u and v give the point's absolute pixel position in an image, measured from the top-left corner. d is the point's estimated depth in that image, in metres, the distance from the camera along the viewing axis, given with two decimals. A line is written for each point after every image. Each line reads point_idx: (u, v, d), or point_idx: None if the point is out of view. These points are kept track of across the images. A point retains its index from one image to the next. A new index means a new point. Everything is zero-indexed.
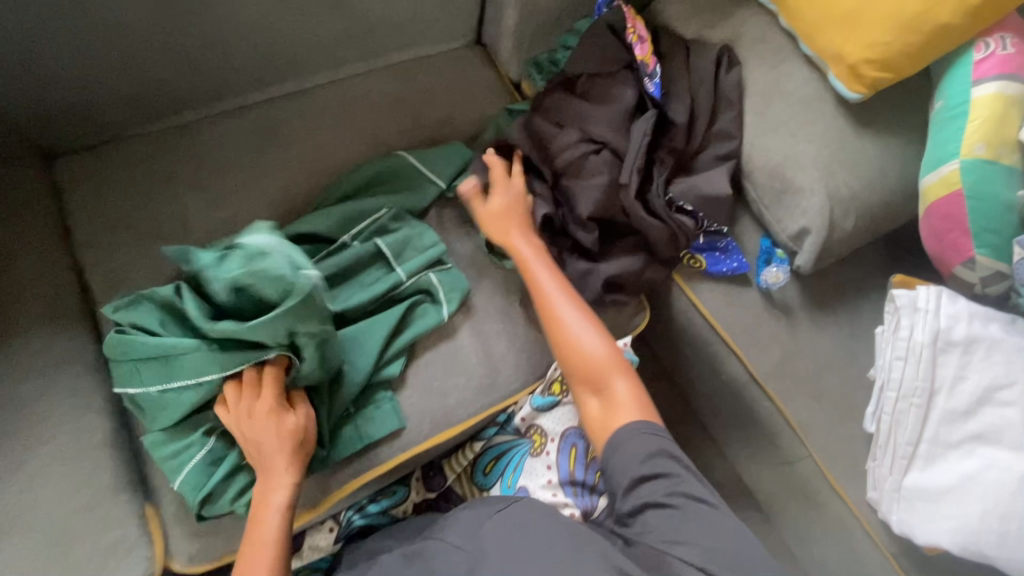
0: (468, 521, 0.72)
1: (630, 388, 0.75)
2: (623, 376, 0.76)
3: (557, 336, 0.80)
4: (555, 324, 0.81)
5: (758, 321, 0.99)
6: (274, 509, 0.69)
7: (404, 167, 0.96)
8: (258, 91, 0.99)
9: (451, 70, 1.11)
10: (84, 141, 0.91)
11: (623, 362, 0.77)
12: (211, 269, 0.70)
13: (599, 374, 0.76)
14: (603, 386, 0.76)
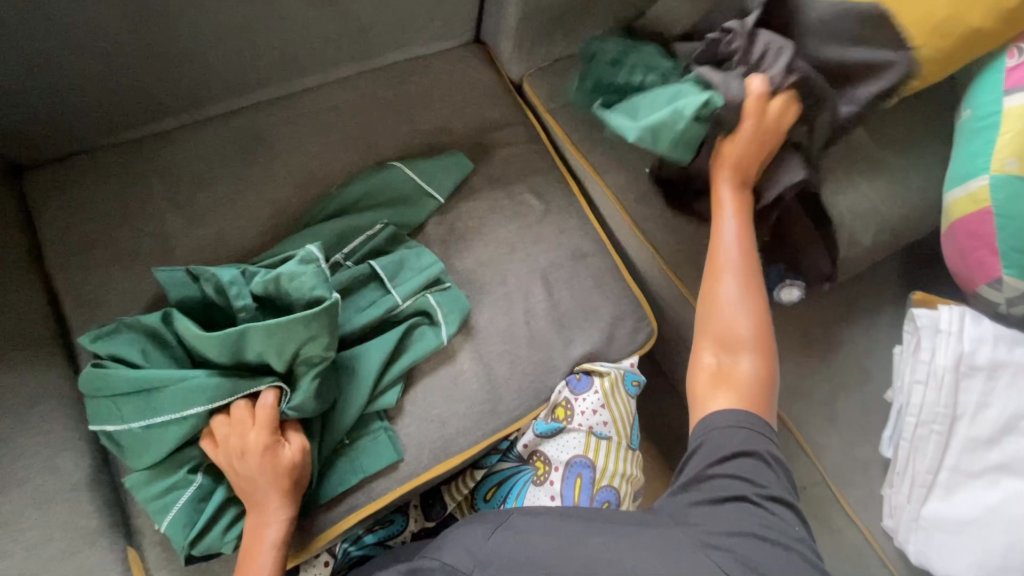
0: (470, 537, 0.61)
1: (754, 377, 0.66)
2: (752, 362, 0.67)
3: (709, 291, 0.72)
4: (714, 279, 0.72)
5: (770, 339, 0.95)
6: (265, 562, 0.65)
7: (399, 178, 0.91)
8: (242, 96, 0.93)
9: (449, 71, 1.05)
10: (57, 153, 0.85)
11: (761, 350, 0.67)
12: (235, 283, 0.70)
13: (734, 344, 0.68)
14: (729, 360, 0.68)
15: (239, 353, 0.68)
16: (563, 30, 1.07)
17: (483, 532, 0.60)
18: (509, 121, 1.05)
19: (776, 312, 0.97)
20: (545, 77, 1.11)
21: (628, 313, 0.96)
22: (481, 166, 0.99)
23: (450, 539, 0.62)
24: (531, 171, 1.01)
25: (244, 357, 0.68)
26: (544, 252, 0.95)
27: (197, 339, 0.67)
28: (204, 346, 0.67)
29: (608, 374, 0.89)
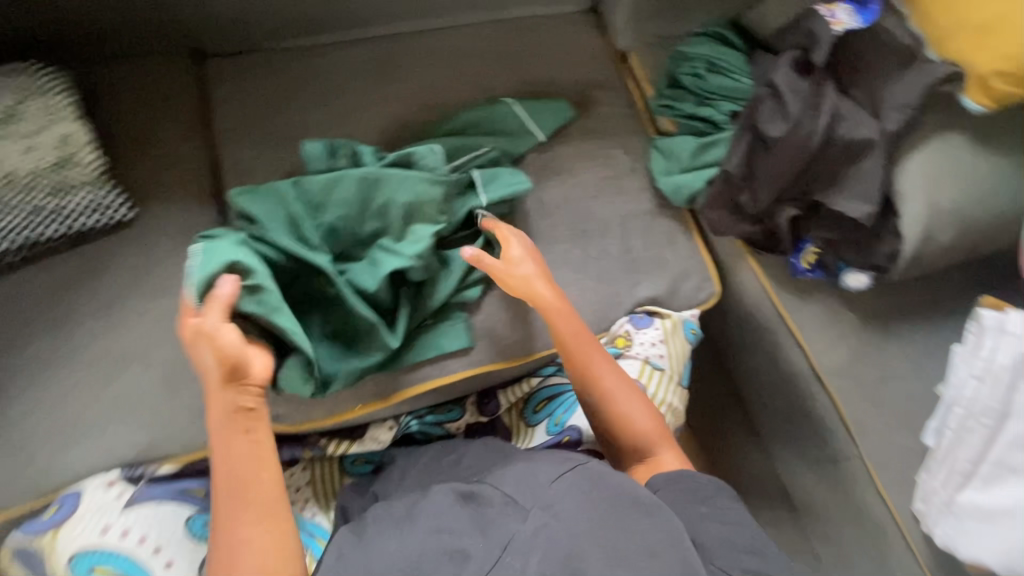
0: (531, 474, 0.69)
1: (676, 457, 0.78)
2: (667, 446, 0.78)
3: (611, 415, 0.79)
4: (603, 403, 0.79)
5: (829, 318, 0.99)
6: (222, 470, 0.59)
7: (510, 114, 1.02)
8: (383, 24, 1.06)
9: (564, 30, 1.15)
10: (231, 46, 1.00)
11: (665, 432, 0.79)
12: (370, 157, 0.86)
13: (649, 444, 0.78)
14: (650, 456, 0.78)
15: (365, 200, 0.82)
16: (675, 9, 1.15)
17: (548, 474, 0.68)
18: (611, 83, 1.13)
19: (839, 296, 1.00)
20: (650, 50, 1.18)
21: (695, 271, 1.02)
22: (580, 117, 1.08)
23: (507, 476, 0.69)
24: (625, 130, 1.09)
25: (368, 205, 0.83)
26: (624, 203, 1.03)
27: (334, 181, 0.81)
28: (337, 190, 0.81)
29: (669, 316, 0.98)
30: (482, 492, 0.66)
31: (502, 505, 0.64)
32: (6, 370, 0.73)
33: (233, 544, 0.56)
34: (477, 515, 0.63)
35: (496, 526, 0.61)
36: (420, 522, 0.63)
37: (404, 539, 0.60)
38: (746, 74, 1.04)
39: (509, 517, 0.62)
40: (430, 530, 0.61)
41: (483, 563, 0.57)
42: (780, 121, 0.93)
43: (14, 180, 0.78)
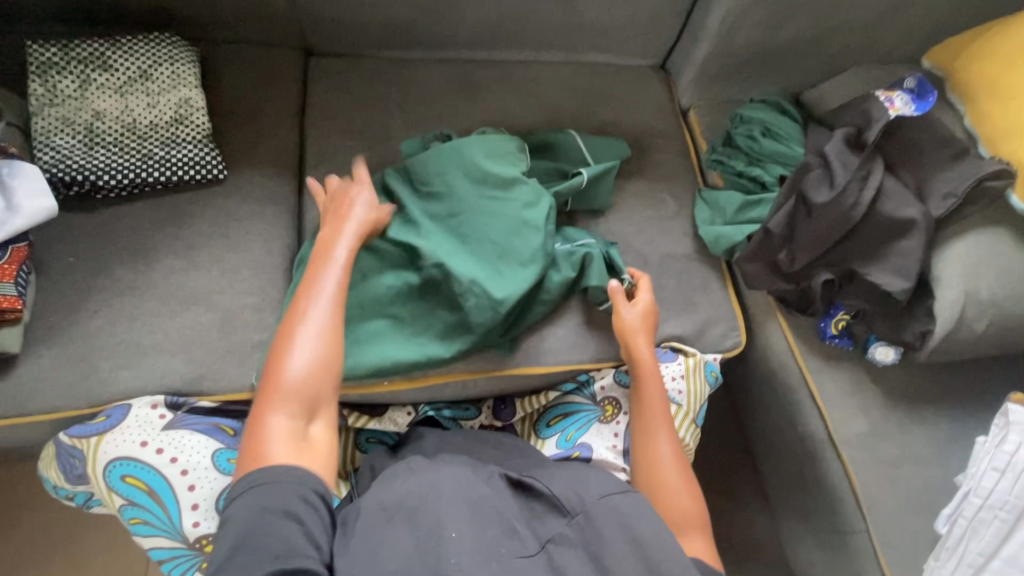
0: (584, 480, 0.69)
1: (706, 547, 0.77)
2: (700, 532, 0.78)
3: (656, 475, 0.82)
4: (653, 467, 0.82)
5: (852, 387, 0.99)
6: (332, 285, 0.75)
7: (570, 143, 1.08)
8: (471, 50, 1.17)
9: (633, 80, 1.24)
10: (335, 48, 1.12)
11: (703, 518, 0.79)
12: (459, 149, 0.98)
13: (683, 521, 0.78)
14: (682, 536, 0.77)
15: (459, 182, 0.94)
16: (740, 76, 1.23)
17: (600, 484, 0.68)
18: (669, 133, 1.20)
19: (865, 368, 1.01)
20: (710, 111, 1.25)
21: (723, 318, 1.04)
22: (636, 159, 1.15)
23: (558, 476, 0.70)
24: (676, 177, 1.15)
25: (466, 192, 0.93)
26: (664, 243, 1.08)
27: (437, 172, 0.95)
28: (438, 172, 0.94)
29: (692, 355, 1.01)
30: (533, 486, 0.68)
31: (549, 503, 0.66)
32: (89, 288, 0.81)
33: (309, 326, 0.71)
34: (524, 509, 0.66)
35: (541, 525, 0.64)
36: (475, 486, 0.65)
37: (462, 495, 0.63)
38: (799, 144, 1.10)
39: (554, 519, 0.65)
40: (481, 498, 0.64)
41: (525, 554, 0.60)
42: (826, 189, 0.96)
43: (136, 128, 0.89)
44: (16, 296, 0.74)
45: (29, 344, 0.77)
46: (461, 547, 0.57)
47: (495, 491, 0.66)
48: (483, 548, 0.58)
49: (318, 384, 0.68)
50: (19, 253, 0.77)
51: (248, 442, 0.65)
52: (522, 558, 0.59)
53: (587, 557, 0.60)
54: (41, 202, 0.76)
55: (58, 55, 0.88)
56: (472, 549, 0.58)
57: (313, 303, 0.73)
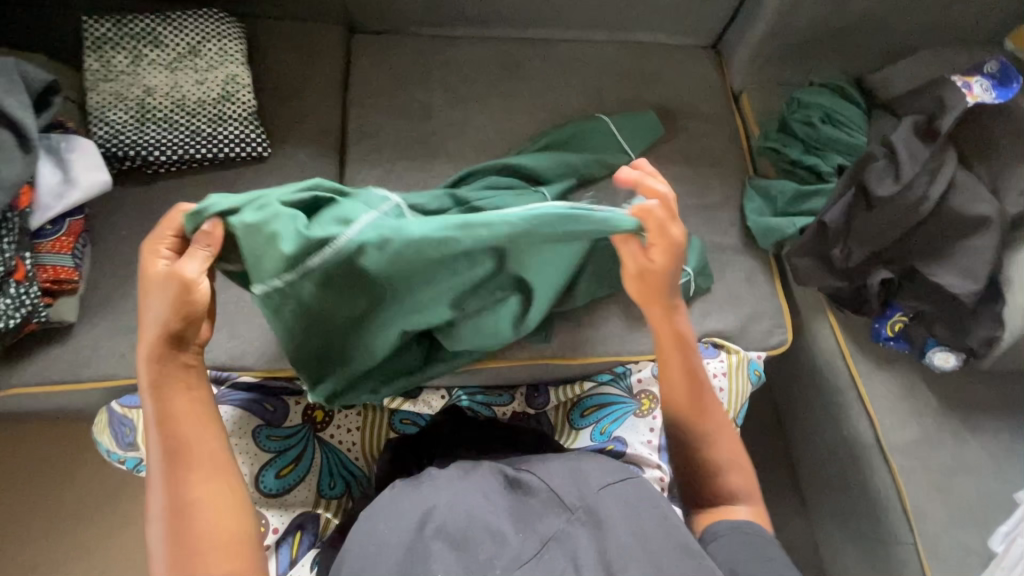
0: (581, 474, 0.69)
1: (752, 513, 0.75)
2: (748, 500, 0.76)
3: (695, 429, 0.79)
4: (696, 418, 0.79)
5: (906, 393, 0.94)
6: (160, 449, 0.63)
7: (607, 129, 1.05)
8: (515, 28, 1.14)
9: (683, 61, 1.18)
10: (378, 26, 1.10)
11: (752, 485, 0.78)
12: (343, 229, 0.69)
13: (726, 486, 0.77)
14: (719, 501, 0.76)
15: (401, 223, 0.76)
16: (799, 58, 1.16)
17: (596, 478, 0.68)
18: (720, 118, 1.14)
19: (922, 373, 0.95)
20: (765, 95, 1.19)
21: (769, 314, 1.00)
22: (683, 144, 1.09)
23: (555, 467, 0.70)
24: (724, 165, 1.10)
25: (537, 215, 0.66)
26: (710, 233, 1.04)
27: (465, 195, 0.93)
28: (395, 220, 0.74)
29: (735, 352, 0.97)
30: (529, 483, 0.68)
31: (546, 498, 0.66)
32: (140, 259, 0.84)
33: (157, 497, 0.62)
34: (521, 504, 0.66)
35: (539, 519, 0.64)
36: (469, 487, 0.67)
37: (457, 498, 0.65)
38: (861, 133, 1.04)
39: (555, 514, 0.64)
40: (475, 499, 0.65)
41: (524, 551, 0.60)
42: (891, 182, 0.90)
43: (185, 104, 0.90)
44: (73, 267, 0.77)
45: (85, 313, 0.80)
46: (457, 554, 0.59)
47: (489, 487, 0.67)
48: (476, 553, 0.60)
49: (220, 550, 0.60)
50: (76, 227, 0.78)
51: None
52: (519, 555, 0.60)
53: (589, 552, 0.60)
54: (97, 176, 0.78)
55: (112, 31, 0.90)
56: (466, 553, 0.60)
57: (154, 484, 0.63)
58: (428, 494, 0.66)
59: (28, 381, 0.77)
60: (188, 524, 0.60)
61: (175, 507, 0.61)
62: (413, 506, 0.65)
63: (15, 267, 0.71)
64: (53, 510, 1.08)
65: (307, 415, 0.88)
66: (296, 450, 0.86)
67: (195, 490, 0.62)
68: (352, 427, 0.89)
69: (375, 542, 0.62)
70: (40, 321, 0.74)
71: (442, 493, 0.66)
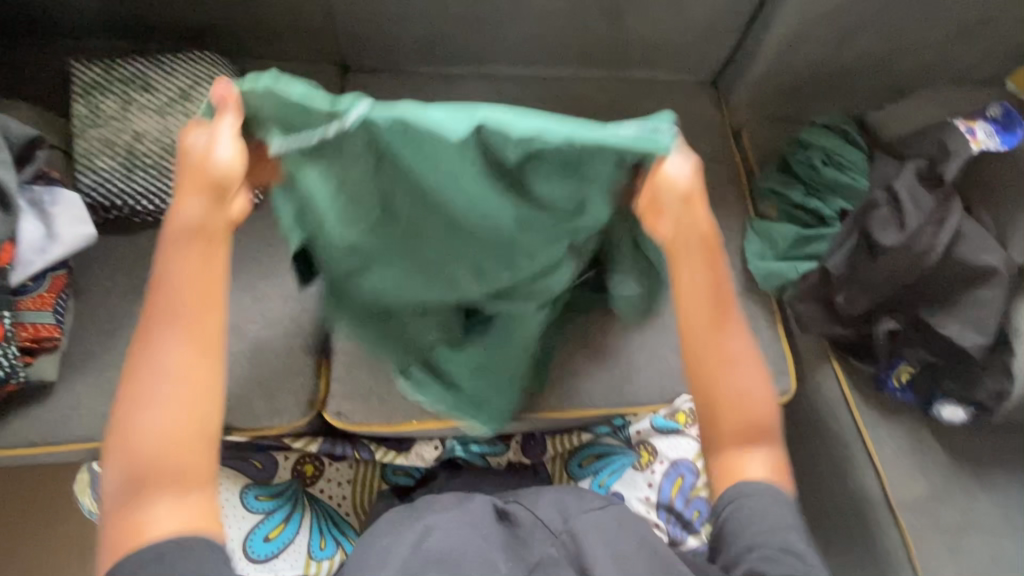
0: (565, 502, 0.70)
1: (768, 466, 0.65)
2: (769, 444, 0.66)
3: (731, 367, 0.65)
4: (724, 361, 0.65)
5: (913, 446, 0.92)
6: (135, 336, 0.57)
7: None
8: (512, 65, 1.12)
9: (681, 99, 1.17)
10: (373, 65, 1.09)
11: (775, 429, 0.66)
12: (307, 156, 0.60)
13: (755, 428, 0.65)
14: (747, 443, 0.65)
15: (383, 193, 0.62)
16: (799, 97, 1.15)
17: (576, 504, 0.69)
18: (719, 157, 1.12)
19: (928, 424, 0.93)
20: (765, 134, 1.17)
21: (772, 361, 0.97)
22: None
23: (543, 497, 0.72)
24: (724, 205, 1.08)
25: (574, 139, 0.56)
26: None
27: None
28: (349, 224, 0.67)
29: None
30: (516, 513, 0.69)
31: (532, 525, 0.67)
32: (124, 312, 0.81)
33: (156, 410, 0.54)
34: (512, 538, 0.66)
35: (526, 547, 0.65)
36: (459, 518, 0.66)
37: (447, 529, 0.64)
38: (864, 176, 1.02)
39: (541, 541, 0.65)
40: (464, 530, 0.64)
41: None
42: (895, 232, 0.88)
43: (175, 149, 0.88)
44: (54, 324, 0.74)
45: (66, 371, 0.77)
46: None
47: (479, 517, 0.67)
48: None
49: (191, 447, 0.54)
50: (58, 282, 0.76)
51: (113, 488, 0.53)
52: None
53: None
54: (81, 230, 0.76)
55: (101, 75, 0.88)
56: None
57: (154, 374, 0.55)
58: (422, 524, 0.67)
59: (5, 443, 0.74)
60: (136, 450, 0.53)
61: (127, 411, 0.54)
62: (407, 535, 0.64)
63: None
64: (27, 563, 1.03)
65: (298, 470, 0.87)
66: (282, 511, 0.83)
67: (184, 367, 0.56)
68: (344, 479, 0.88)
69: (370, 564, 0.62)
70: (19, 382, 0.71)
71: (434, 522, 0.66)
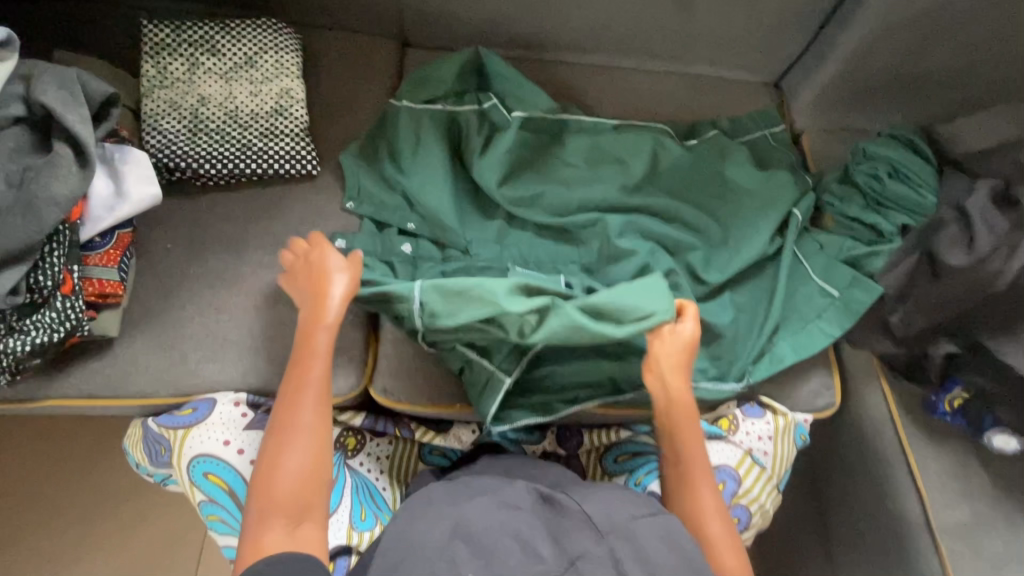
0: (614, 504, 0.67)
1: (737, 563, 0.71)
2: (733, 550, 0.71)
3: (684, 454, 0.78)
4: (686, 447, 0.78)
5: (958, 473, 0.90)
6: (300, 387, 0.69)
7: (664, 170, 1.00)
8: (572, 52, 1.10)
9: (742, 100, 1.14)
10: (433, 43, 1.07)
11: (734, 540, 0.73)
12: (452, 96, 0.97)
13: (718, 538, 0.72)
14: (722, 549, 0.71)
15: None
16: (867, 104, 1.12)
17: (628, 509, 0.66)
18: (776, 148, 1.08)
19: (976, 451, 0.91)
20: (825, 139, 1.14)
21: (818, 373, 0.96)
22: (724, 169, 1.02)
23: (589, 495, 0.69)
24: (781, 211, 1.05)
25: None
26: (762, 283, 0.99)
27: (434, 109, 0.95)
28: (457, 113, 0.96)
29: (783, 414, 0.94)
30: (563, 500, 0.67)
31: (578, 522, 0.64)
32: (182, 274, 0.82)
33: (295, 454, 0.65)
34: (552, 521, 0.64)
35: (568, 538, 0.62)
36: (498, 503, 0.65)
37: (485, 513, 0.63)
38: (931, 191, 0.99)
39: (585, 535, 0.62)
40: (504, 516, 0.63)
41: (551, 570, 0.58)
42: (962, 252, 0.86)
43: (238, 116, 0.88)
44: (119, 281, 0.75)
45: (126, 327, 0.78)
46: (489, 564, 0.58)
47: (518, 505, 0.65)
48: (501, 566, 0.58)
49: (311, 493, 0.64)
50: (124, 239, 0.77)
51: (246, 542, 0.61)
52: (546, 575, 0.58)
53: None
54: (147, 189, 0.76)
55: (171, 36, 0.89)
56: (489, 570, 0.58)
57: (297, 431, 0.66)
58: (455, 511, 0.64)
59: (67, 393, 0.76)
60: (278, 480, 0.63)
61: (269, 470, 0.64)
62: (451, 520, 0.63)
63: (62, 280, 0.70)
64: (69, 506, 1.06)
65: (339, 442, 0.87)
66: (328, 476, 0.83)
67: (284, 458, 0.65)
68: (381, 454, 0.89)
69: (418, 539, 0.61)
70: (83, 335, 0.73)
71: (468, 511, 0.64)
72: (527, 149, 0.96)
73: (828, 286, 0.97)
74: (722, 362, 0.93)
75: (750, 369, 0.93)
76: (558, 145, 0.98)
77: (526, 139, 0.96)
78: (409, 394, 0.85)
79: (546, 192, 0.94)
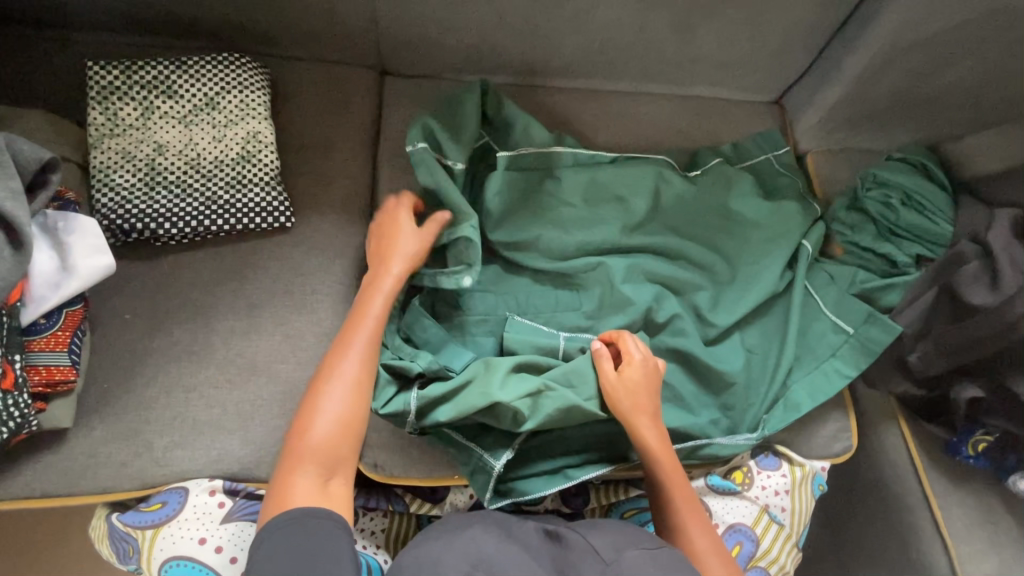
0: (621, 536, 0.64)
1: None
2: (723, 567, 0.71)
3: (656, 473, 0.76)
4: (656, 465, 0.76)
5: (982, 519, 0.87)
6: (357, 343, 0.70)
7: (667, 205, 0.94)
8: (563, 77, 1.03)
9: (743, 122, 1.08)
10: (413, 71, 0.99)
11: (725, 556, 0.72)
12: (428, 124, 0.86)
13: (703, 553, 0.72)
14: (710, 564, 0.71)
15: None
16: (873, 124, 1.06)
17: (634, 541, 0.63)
18: (782, 174, 1.02)
19: (999, 494, 0.88)
20: (831, 160, 1.08)
21: (833, 417, 0.91)
22: (729, 201, 0.96)
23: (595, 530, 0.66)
24: None
25: None
26: (773, 322, 0.93)
27: None
28: None
29: (801, 465, 0.89)
30: (567, 534, 0.63)
31: (583, 552, 0.60)
32: (144, 349, 0.74)
33: (332, 400, 0.65)
34: (557, 557, 0.60)
35: (573, 570, 0.58)
36: (501, 533, 0.61)
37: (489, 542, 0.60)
38: (945, 220, 0.94)
39: (589, 565, 0.59)
40: (507, 546, 0.59)
41: None
42: (986, 290, 0.81)
43: (199, 165, 0.80)
44: (70, 365, 0.67)
45: (83, 413, 0.70)
46: None
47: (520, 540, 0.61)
48: None
49: (347, 443, 0.64)
50: (74, 317, 0.69)
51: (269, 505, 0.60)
52: None
53: None
54: (98, 260, 0.67)
55: (120, 79, 0.79)
56: None
57: (340, 381, 0.67)
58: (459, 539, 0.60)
59: (16, 493, 0.68)
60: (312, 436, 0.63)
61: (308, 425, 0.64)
62: (460, 549, 0.58)
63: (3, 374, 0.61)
64: None
65: None
66: None
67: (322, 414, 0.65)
68: (377, 528, 0.82)
69: (429, 564, 0.57)
70: (31, 431, 0.65)
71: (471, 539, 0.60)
72: (519, 188, 0.89)
73: (841, 322, 0.91)
74: (735, 412, 0.87)
75: (764, 418, 0.88)
76: (553, 183, 0.91)
77: (518, 179, 0.89)
78: (403, 465, 0.79)
79: (542, 234, 0.87)
